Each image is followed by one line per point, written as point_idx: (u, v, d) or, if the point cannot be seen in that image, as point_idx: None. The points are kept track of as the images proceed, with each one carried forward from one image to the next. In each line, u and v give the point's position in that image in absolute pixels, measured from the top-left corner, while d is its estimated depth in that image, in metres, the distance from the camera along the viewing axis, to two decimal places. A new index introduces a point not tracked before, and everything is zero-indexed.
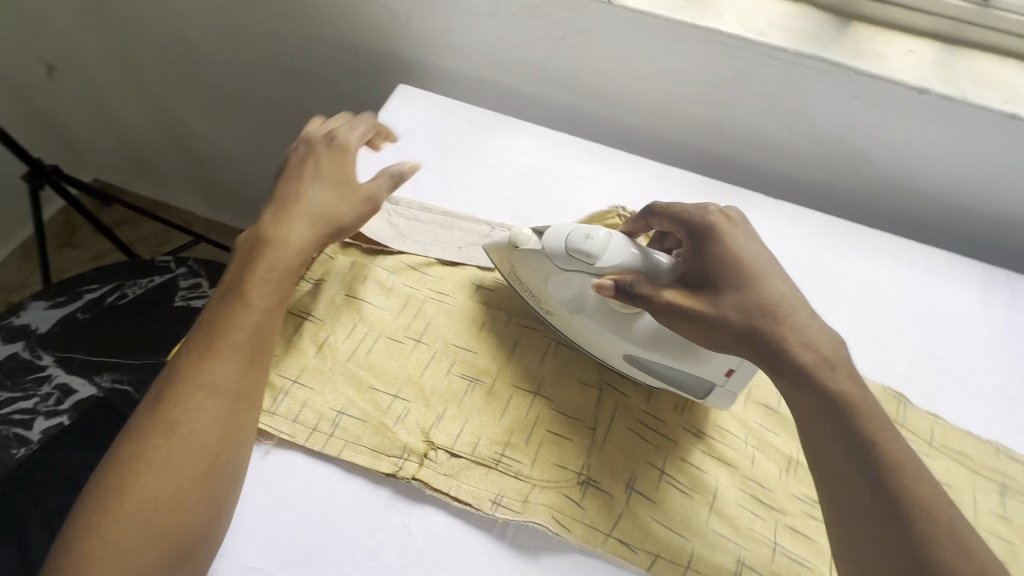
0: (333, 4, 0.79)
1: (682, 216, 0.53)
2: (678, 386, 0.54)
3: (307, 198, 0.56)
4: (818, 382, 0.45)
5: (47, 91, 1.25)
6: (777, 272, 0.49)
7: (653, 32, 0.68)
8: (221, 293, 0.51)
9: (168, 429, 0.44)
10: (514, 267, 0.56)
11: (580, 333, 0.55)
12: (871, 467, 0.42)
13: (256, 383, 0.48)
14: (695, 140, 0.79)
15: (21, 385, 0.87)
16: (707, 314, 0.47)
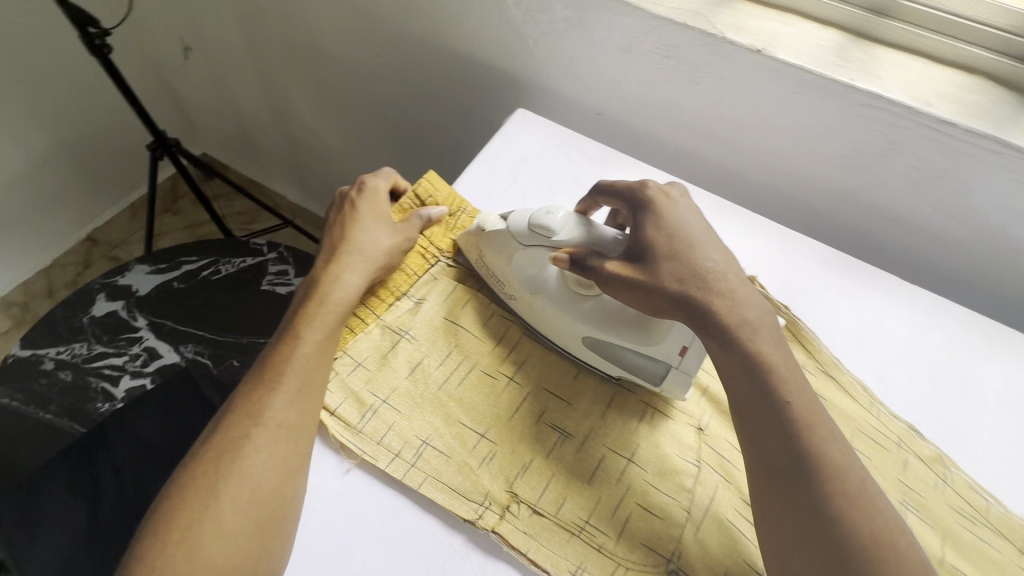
0: (464, 21, 0.79)
1: (623, 192, 0.53)
2: (634, 371, 0.52)
3: (358, 239, 0.56)
4: (740, 343, 0.45)
5: (179, 69, 1.34)
6: (710, 238, 0.49)
7: (800, 87, 0.63)
8: (278, 333, 0.52)
9: (219, 462, 0.44)
10: (479, 248, 0.58)
11: (541, 315, 0.55)
12: (787, 427, 0.42)
13: (307, 414, 0.47)
14: (822, 204, 0.73)
15: (115, 342, 0.92)
16: (644, 281, 0.47)
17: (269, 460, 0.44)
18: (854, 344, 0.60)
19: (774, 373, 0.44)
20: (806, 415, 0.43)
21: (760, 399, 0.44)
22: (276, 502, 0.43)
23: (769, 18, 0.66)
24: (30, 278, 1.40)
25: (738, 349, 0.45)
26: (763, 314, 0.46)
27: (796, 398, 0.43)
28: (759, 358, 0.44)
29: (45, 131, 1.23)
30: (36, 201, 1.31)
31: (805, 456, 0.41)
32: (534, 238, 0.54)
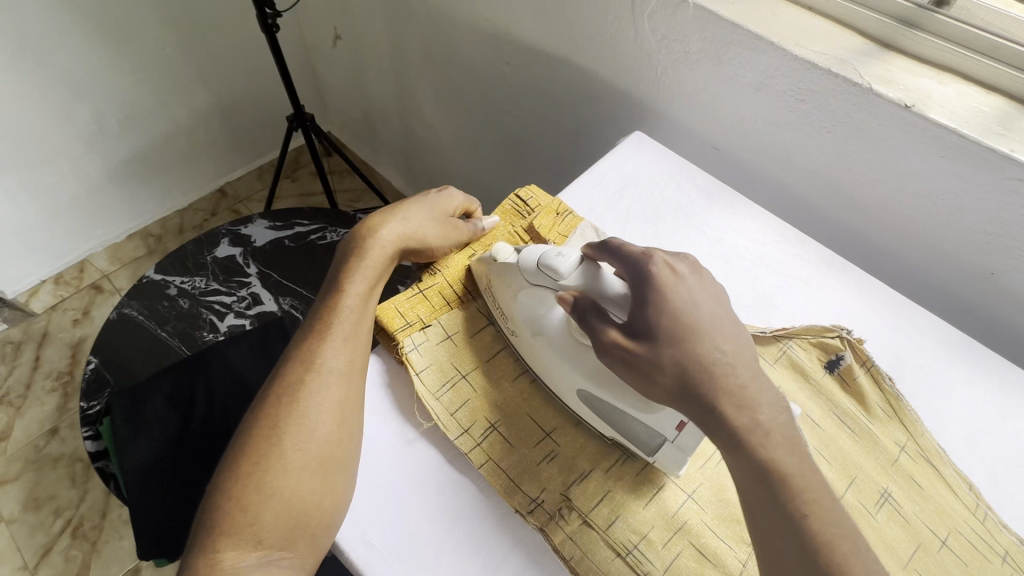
0: (598, 41, 0.82)
1: (630, 258, 0.46)
2: (629, 437, 0.48)
3: (406, 209, 0.59)
4: (751, 449, 0.39)
5: (325, 54, 1.48)
6: (719, 323, 0.43)
7: (950, 151, 0.59)
8: (324, 290, 0.56)
9: (280, 405, 0.48)
10: (489, 279, 0.55)
11: (541, 360, 0.51)
12: (809, 545, 0.37)
13: (355, 360, 0.50)
14: (946, 279, 0.68)
15: (227, 283, 1.03)
16: (643, 362, 0.42)
17: (324, 402, 0.48)
18: (966, 437, 0.54)
19: (790, 481, 0.39)
20: (830, 529, 0.38)
21: (779, 512, 0.38)
22: (332, 440, 0.46)
23: (923, 75, 0.62)
24: (169, 216, 1.59)
25: (752, 456, 0.39)
26: (776, 413, 0.41)
27: (814, 510, 0.38)
28: (773, 466, 0.39)
29: (207, 91, 1.41)
30: (187, 149, 1.50)
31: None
32: (540, 278, 0.50)
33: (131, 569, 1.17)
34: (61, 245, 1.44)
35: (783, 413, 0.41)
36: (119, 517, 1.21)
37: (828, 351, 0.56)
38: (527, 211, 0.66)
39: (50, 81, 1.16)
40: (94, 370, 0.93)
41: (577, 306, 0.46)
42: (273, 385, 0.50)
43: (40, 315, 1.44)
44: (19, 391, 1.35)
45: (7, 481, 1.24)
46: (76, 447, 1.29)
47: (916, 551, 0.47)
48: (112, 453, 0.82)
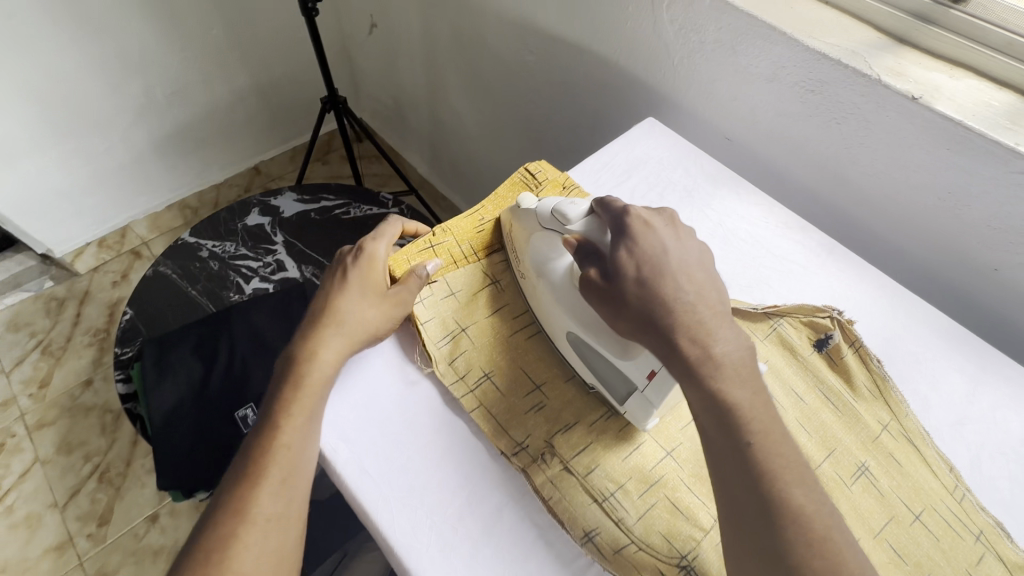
0: (617, 31, 0.84)
1: (611, 209, 0.50)
2: (604, 383, 0.51)
3: (340, 312, 0.53)
4: (703, 378, 0.42)
5: (361, 41, 1.54)
6: (686, 268, 0.46)
7: (957, 144, 0.59)
8: (265, 411, 0.50)
9: (209, 565, 0.42)
10: (512, 224, 0.60)
11: (541, 300, 0.56)
12: (753, 471, 0.40)
13: (297, 494, 0.46)
14: (949, 274, 0.68)
15: (255, 249, 1.09)
16: (611, 295, 0.46)
17: (259, 553, 0.43)
18: (952, 423, 0.55)
19: (739, 412, 0.41)
20: (773, 457, 0.40)
21: (727, 439, 0.41)
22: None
23: (934, 69, 0.63)
24: (206, 189, 1.67)
25: (704, 385, 0.42)
26: (735, 349, 0.43)
27: (761, 440, 0.41)
28: (723, 397, 0.41)
29: (247, 72, 1.49)
30: (226, 127, 1.58)
31: (768, 500, 0.39)
32: (552, 223, 0.54)
33: (149, 515, 1.24)
34: (107, 211, 1.53)
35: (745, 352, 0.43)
36: (143, 466, 1.29)
37: (818, 330, 0.57)
38: (535, 184, 0.69)
39: (106, 55, 1.24)
40: (130, 321, 1.00)
41: (581, 248, 0.50)
42: (205, 526, 0.44)
43: (83, 275, 1.53)
44: (60, 344, 1.44)
45: (44, 425, 1.33)
46: (108, 399, 1.37)
47: (889, 523, 0.49)
48: (140, 395, 0.88)
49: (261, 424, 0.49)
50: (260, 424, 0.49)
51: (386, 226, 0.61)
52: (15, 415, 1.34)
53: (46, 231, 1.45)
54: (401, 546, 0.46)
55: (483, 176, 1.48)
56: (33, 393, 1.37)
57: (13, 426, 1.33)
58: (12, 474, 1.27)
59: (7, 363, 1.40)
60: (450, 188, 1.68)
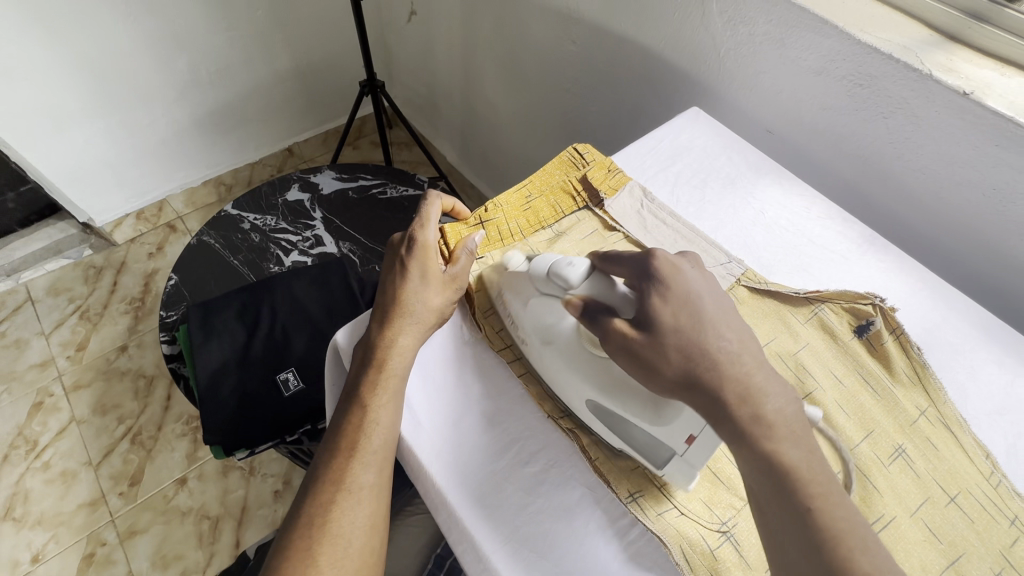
0: (661, 21, 0.85)
1: (631, 260, 0.48)
2: (637, 449, 0.49)
3: (406, 303, 0.53)
4: (757, 440, 0.41)
5: (399, 28, 1.55)
6: (725, 315, 0.45)
7: (1005, 140, 0.60)
8: (351, 389, 0.51)
9: (312, 530, 0.46)
10: (501, 288, 0.57)
11: (548, 369, 0.52)
12: (813, 537, 0.38)
13: (385, 470, 0.49)
14: (987, 270, 0.69)
15: (294, 224, 1.12)
16: (649, 350, 0.44)
17: (357, 521, 0.46)
18: (990, 412, 0.56)
19: (796, 476, 0.40)
20: (835, 522, 0.39)
21: (790, 506, 0.40)
22: (367, 553, 0.47)
23: (985, 67, 0.63)
24: (240, 168, 1.71)
25: (761, 446, 0.41)
26: (785, 404, 0.42)
27: (822, 504, 0.39)
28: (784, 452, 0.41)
29: (287, 53, 1.52)
30: (263, 107, 1.61)
31: (830, 567, 0.37)
32: (554, 288, 0.52)
33: (179, 478, 1.28)
34: (146, 183, 1.57)
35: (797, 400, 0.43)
36: (173, 432, 1.33)
37: (859, 317, 0.59)
38: (583, 163, 0.70)
39: (157, 30, 1.28)
40: (174, 287, 1.03)
41: (588, 309, 0.48)
42: (307, 495, 0.48)
43: (120, 246, 1.57)
44: (96, 309, 1.48)
45: (80, 386, 1.38)
46: (142, 364, 1.41)
47: (925, 504, 0.50)
48: (187, 355, 0.91)
49: (348, 403, 0.51)
50: (348, 403, 0.51)
51: (429, 202, 0.59)
52: (53, 375, 1.39)
53: (88, 201, 1.49)
54: (453, 497, 0.48)
55: (512, 164, 1.50)
56: (71, 356, 1.42)
57: (51, 386, 1.38)
58: (49, 431, 1.32)
59: (47, 326, 1.45)
60: (478, 177, 1.70)
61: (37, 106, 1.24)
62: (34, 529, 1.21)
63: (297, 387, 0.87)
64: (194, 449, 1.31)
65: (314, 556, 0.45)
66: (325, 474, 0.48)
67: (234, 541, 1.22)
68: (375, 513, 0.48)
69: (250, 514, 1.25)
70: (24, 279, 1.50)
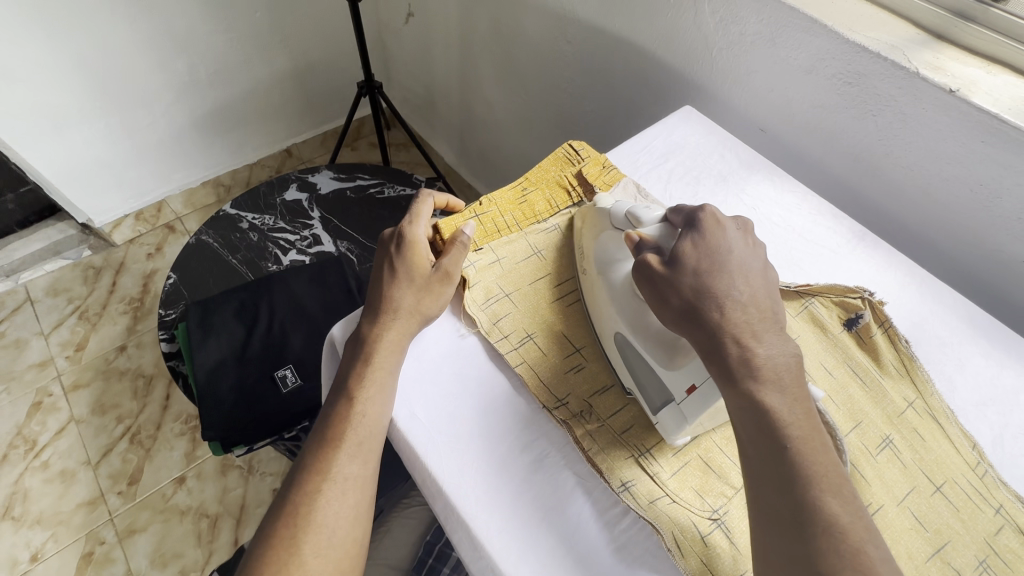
0: (655, 20, 0.86)
1: (686, 211, 0.51)
2: (642, 391, 0.52)
3: (392, 300, 0.55)
4: (740, 379, 0.43)
5: (397, 29, 1.57)
6: (747, 272, 0.47)
7: (989, 137, 0.61)
8: (338, 383, 0.52)
9: (295, 519, 0.46)
10: (585, 220, 0.61)
11: (596, 300, 0.57)
12: (788, 476, 0.40)
13: (370, 461, 0.50)
14: (976, 266, 0.70)
15: (292, 223, 1.13)
16: (665, 282, 0.47)
17: (340, 511, 0.47)
18: (977, 403, 0.57)
19: (777, 416, 0.41)
20: (811, 464, 0.40)
21: (769, 446, 0.41)
22: (351, 544, 0.47)
23: (971, 65, 0.65)
24: (239, 169, 1.72)
25: (748, 386, 0.43)
26: (779, 355, 0.44)
27: (802, 446, 0.41)
28: (769, 399, 0.42)
29: (285, 54, 1.53)
30: (262, 108, 1.62)
31: (801, 504, 0.39)
32: (625, 225, 0.55)
33: (177, 477, 1.28)
34: (145, 184, 1.58)
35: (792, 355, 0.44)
36: (172, 431, 1.33)
37: (848, 310, 0.60)
38: (578, 160, 0.71)
39: (155, 31, 1.29)
40: (173, 285, 1.04)
41: (639, 244, 0.52)
42: (291, 486, 0.48)
43: (119, 246, 1.58)
44: (95, 309, 1.49)
45: (79, 386, 1.38)
46: (141, 364, 1.42)
47: (911, 492, 0.51)
48: (185, 353, 0.91)
49: (335, 396, 0.52)
50: (335, 397, 0.52)
51: (421, 200, 0.60)
52: (52, 375, 1.39)
53: (88, 201, 1.50)
54: (449, 485, 0.49)
55: (509, 164, 1.51)
56: (70, 355, 1.42)
57: (50, 385, 1.38)
58: (48, 431, 1.32)
59: (46, 326, 1.46)
60: (475, 177, 1.71)
61: (36, 106, 1.25)
62: (32, 528, 1.22)
63: (295, 384, 0.88)
64: (193, 449, 1.31)
65: (297, 544, 0.45)
66: (309, 465, 0.48)
67: (233, 539, 1.22)
68: (358, 505, 0.48)
69: (248, 512, 1.25)
70: (23, 279, 1.51)
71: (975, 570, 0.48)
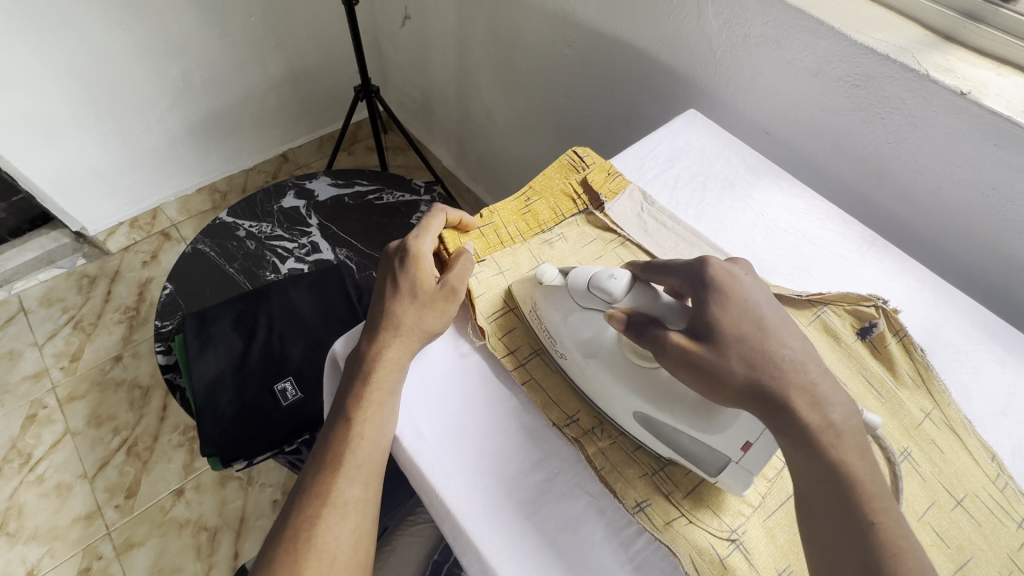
0: (659, 23, 0.84)
1: (682, 270, 0.48)
2: (689, 455, 0.47)
3: (395, 316, 0.53)
4: (824, 449, 0.41)
5: (393, 32, 1.55)
6: (785, 321, 0.45)
7: (1001, 139, 0.60)
8: (338, 403, 0.51)
9: (295, 546, 0.45)
10: (534, 303, 0.55)
11: (589, 380, 0.52)
12: (874, 552, 0.38)
13: (371, 483, 0.48)
14: (986, 269, 0.69)
15: (290, 231, 1.11)
16: (714, 362, 0.43)
17: (341, 537, 0.45)
18: (994, 413, 0.56)
19: (859, 487, 0.40)
20: (891, 536, 0.39)
21: (846, 517, 0.40)
22: (354, 568, 0.46)
23: (981, 67, 0.63)
24: (234, 174, 1.70)
25: (826, 456, 0.41)
26: (848, 415, 0.42)
27: (880, 518, 0.39)
28: (846, 470, 0.40)
29: (281, 58, 1.51)
30: (257, 113, 1.60)
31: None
32: (594, 299, 0.51)
33: (176, 489, 1.26)
34: (140, 191, 1.56)
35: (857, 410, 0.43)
36: (170, 443, 1.31)
37: (862, 319, 0.58)
38: (583, 166, 0.69)
39: (147, 37, 1.27)
40: (169, 296, 1.02)
41: (631, 323, 0.47)
42: (291, 511, 0.47)
43: (114, 255, 1.56)
44: (90, 319, 1.47)
45: (75, 398, 1.36)
46: (137, 375, 1.40)
47: (931, 507, 0.49)
48: (182, 366, 0.90)
49: (336, 418, 0.50)
50: (335, 418, 0.50)
51: (431, 215, 0.59)
52: (47, 386, 1.37)
53: (82, 210, 1.48)
54: (457, 509, 0.47)
55: (508, 168, 1.50)
56: (65, 366, 1.40)
57: (45, 397, 1.36)
58: (42, 444, 1.30)
59: (40, 336, 1.44)
60: (474, 181, 1.70)
61: (28, 114, 1.23)
62: (28, 544, 1.20)
63: (295, 397, 0.86)
64: (191, 460, 1.29)
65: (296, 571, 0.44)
66: (309, 489, 0.47)
67: (233, 552, 1.20)
68: (360, 530, 0.47)
69: (248, 525, 1.23)
70: (16, 289, 1.49)
71: None
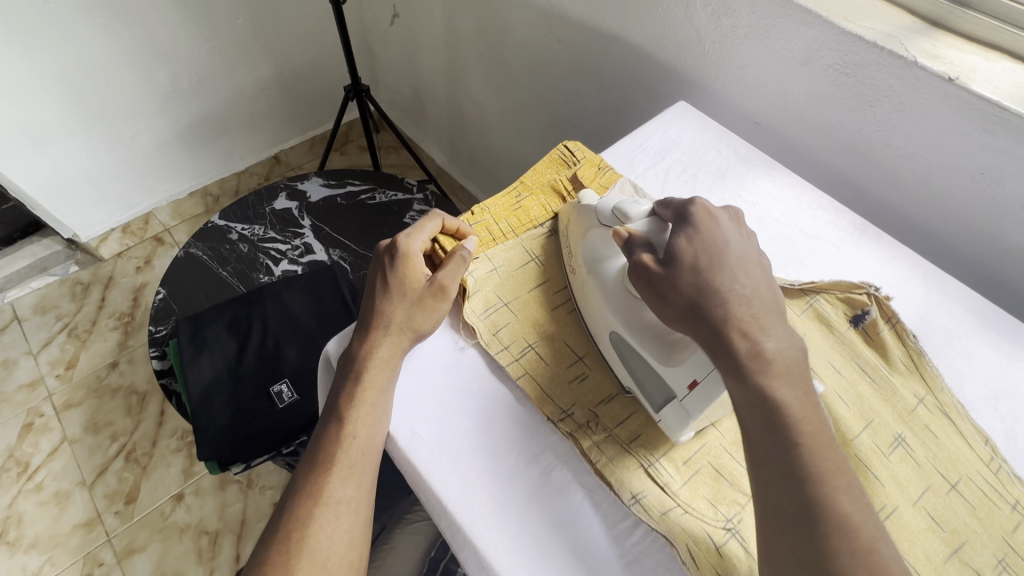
0: (649, 18, 0.84)
1: (672, 205, 0.51)
2: (643, 390, 0.51)
3: (384, 315, 0.53)
4: (754, 374, 0.42)
5: (382, 30, 1.54)
6: (744, 263, 0.46)
7: (991, 125, 0.60)
8: (330, 404, 0.51)
9: (288, 547, 0.45)
10: (568, 221, 0.60)
11: (588, 300, 0.56)
12: (798, 469, 0.39)
13: (364, 483, 0.48)
14: (979, 255, 0.69)
15: (283, 233, 1.11)
16: (665, 280, 0.46)
17: (334, 537, 0.45)
18: (987, 396, 0.56)
19: (790, 411, 0.41)
20: (819, 458, 0.40)
21: (776, 439, 0.41)
22: (346, 569, 0.46)
23: (970, 53, 0.63)
24: (225, 177, 1.69)
25: (755, 380, 0.42)
26: (786, 346, 0.43)
27: (808, 440, 0.40)
28: (774, 393, 0.41)
29: (270, 59, 1.50)
30: (248, 115, 1.59)
31: (809, 498, 0.39)
32: (611, 222, 0.55)
33: (175, 494, 1.26)
34: (131, 197, 1.55)
35: (791, 344, 0.44)
36: (168, 448, 1.31)
37: (854, 306, 0.58)
38: (573, 161, 0.69)
39: (134, 41, 1.26)
40: (163, 300, 1.02)
41: (630, 240, 0.51)
42: (284, 512, 0.47)
43: (107, 261, 1.55)
44: (85, 327, 1.46)
45: (71, 405, 1.36)
46: (134, 381, 1.39)
47: (926, 492, 0.50)
48: (177, 371, 0.89)
49: (328, 418, 0.50)
50: (327, 419, 0.50)
51: (428, 217, 0.60)
52: (43, 395, 1.37)
53: (73, 216, 1.47)
54: (452, 506, 0.47)
55: (501, 164, 1.50)
56: (61, 374, 1.39)
57: (41, 406, 1.35)
58: (40, 452, 1.30)
59: (34, 344, 1.43)
60: (468, 179, 1.69)
61: (16, 122, 1.22)
62: (29, 552, 1.19)
63: (292, 399, 0.86)
64: (191, 464, 1.29)
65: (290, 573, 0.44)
66: (302, 490, 0.47)
67: (234, 555, 1.20)
68: (353, 531, 0.46)
69: (249, 528, 1.23)
70: (9, 298, 1.48)
71: (993, 569, 0.47)
